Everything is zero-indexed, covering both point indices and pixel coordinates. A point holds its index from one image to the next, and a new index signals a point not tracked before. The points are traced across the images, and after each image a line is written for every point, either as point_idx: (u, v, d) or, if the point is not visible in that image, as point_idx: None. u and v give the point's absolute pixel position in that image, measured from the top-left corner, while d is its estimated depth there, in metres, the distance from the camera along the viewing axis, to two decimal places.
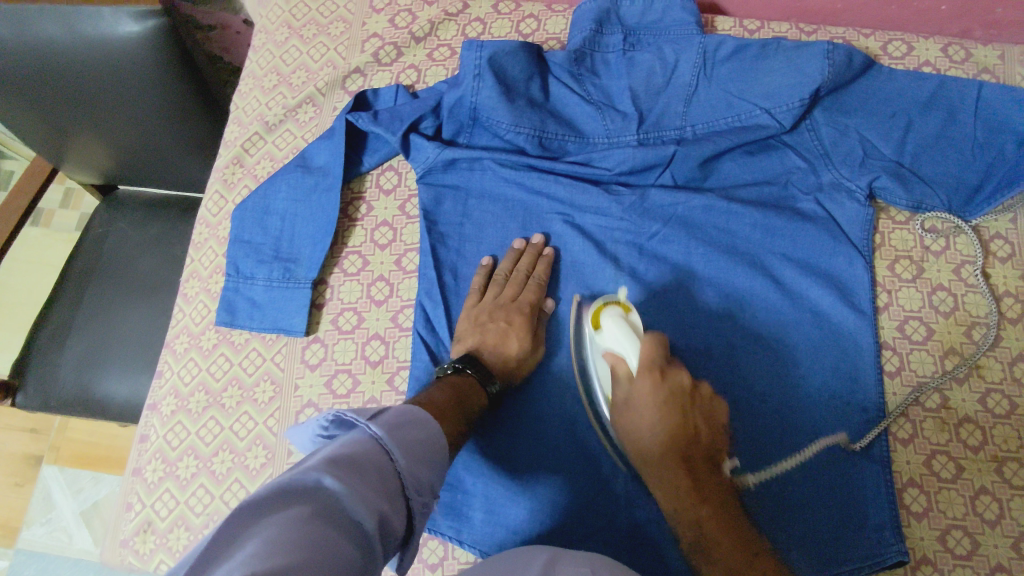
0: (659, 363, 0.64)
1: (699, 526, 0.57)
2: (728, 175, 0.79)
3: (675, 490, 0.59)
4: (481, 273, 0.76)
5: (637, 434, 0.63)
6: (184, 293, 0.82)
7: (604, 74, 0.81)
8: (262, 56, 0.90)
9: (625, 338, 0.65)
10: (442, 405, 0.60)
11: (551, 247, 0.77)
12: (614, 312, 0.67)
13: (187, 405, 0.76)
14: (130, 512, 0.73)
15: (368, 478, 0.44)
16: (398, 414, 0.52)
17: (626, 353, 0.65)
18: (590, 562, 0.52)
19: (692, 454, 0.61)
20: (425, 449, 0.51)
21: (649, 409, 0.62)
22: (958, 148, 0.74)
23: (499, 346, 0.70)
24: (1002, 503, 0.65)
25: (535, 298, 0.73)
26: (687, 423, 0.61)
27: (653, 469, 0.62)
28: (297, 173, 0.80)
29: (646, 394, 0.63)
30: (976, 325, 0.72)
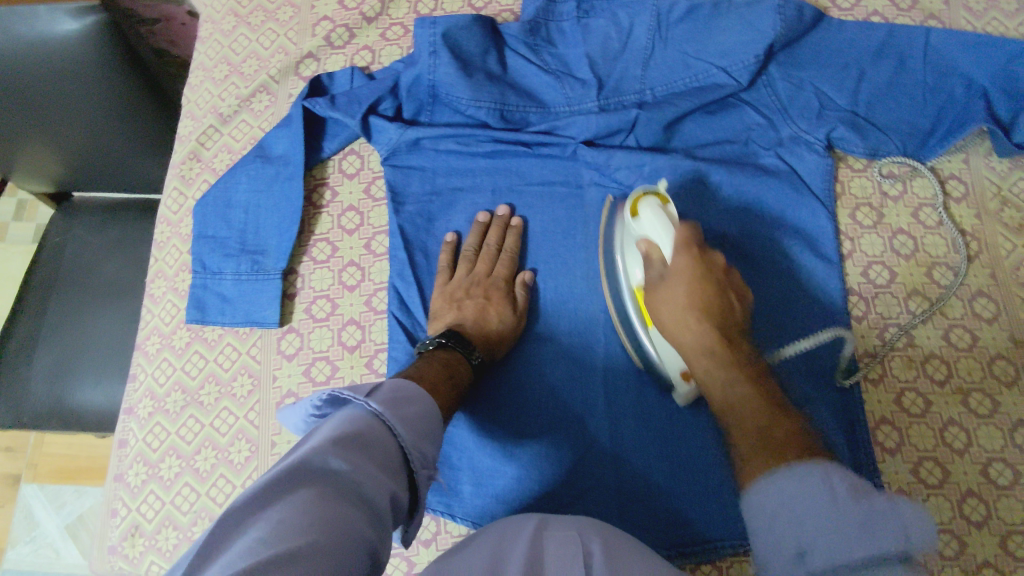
0: (695, 242, 0.61)
1: (734, 387, 0.55)
2: (690, 135, 0.79)
3: (710, 358, 0.57)
4: (447, 250, 0.76)
5: (671, 309, 0.61)
6: (151, 294, 0.80)
7: (560, 42, 0.80)
8: (210, 47, 0.88)
9: (661, 226, 0.63)
10: (434, 380, 0.60)
11: (518, 217, 0.76)
12: (652, 200, 0.65)
13: (165, 406, 0.75)
14: (115, 518, 0.72)
15: (373, 456, 0.44)
16: (392, 389, 0.52)
17: (658, 239, 0.63)
18: (577, 525, 0.52)
19: (729, 327, 0.59)
20: (424, 422, 0.51)
21: (683, 284, 0.60)
22: (910, 94, 0.75)
23: (481, 321, 0.69)
24: (969, 432, 0.68)
25: (508, 271, 0.74)
26: (725, 299, 0.60)
27: (686, 342, 0.59)
28: (257, 164, 0.79)
29: (684, 270, 0.60)
30: (936, 265, 0.74)
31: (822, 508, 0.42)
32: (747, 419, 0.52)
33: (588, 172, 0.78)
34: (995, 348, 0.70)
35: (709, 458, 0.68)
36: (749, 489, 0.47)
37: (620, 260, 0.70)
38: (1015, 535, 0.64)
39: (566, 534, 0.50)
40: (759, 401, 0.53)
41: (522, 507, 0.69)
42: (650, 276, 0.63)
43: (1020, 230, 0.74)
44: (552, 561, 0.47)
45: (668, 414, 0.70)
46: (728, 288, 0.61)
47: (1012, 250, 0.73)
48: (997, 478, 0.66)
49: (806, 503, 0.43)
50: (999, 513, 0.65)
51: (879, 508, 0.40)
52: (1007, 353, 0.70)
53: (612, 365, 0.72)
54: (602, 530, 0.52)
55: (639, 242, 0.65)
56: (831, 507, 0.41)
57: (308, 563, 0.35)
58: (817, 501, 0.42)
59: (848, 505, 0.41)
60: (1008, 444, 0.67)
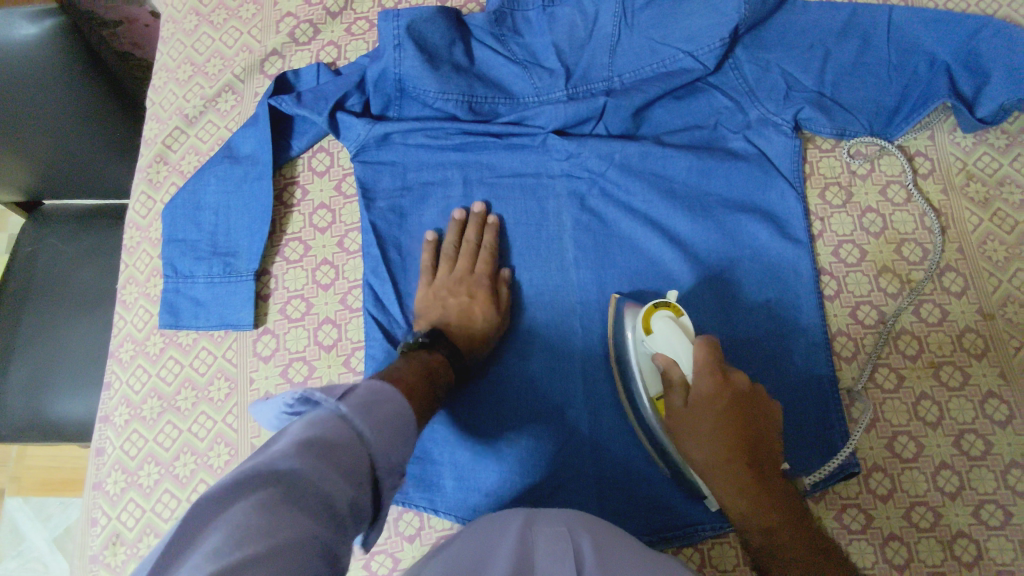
0: (717, 364, 0.59)
1: (776, 531, 0.55)
2: (659, 122, 0.80)
3: (744, 496, 0.56)
4: (427, 248, 0.75)
5: (698, 442, 0.59)
6: (122, 300, 0.79)
7: (526, 32, 0.80)
8: (172, 48, 0.87)
9: (678, 343, 0.61)
10: (410, 380, 0.58)
11: (496, 215, 0.76)
12: (664, 312, 0.64)
13: (141, 413, 0.74)
14: (96, 527, 0.71)
15: (337, 462, 0.43)
16: (367, 389, 0.49)
17: (678, 355, 0.61)
18: (565, 519, 0.52)
19: (759, 455, 0.58)
20: (397, 424, 0.49)
21: (711, 414, 0.58)
22: (875, 73, 0.76)
23: (465, 319, 0.69)
24: (941, 405, 0.69)
25: (490, 268, 0.73)
26: (750, 424, 0.58)
27: (714, 471, 0.58)
28: (225, 164, 0.78)
29: (708, 401, 0.58)
30: (905, 242, 0.75)
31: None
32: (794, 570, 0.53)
33: (558, 163, 0.78)
34: (964, 321, 0.71)
35: None
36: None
37: (636, 371, 0.66)
38: (988, 504, 0.65)
39: (555, 530, 0.49)
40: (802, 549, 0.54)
41: (504, 498, 0.69)
42: (674, 398, 0.61)
43: (986, 204, 0.75)
44: (541, 555, 0.46)
45: None
46: (753, 406, 0.59)
47: (978, 224, 0.75)
48: (970, 450, 0.67)
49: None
50: (972, 484, 0.66)
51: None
52: (976, 326, 0.71)
53: (590, 355, 0.72)
54: (588, 524, 0.52)
55: (656, 359, 0.63)
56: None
57: (260, 569, 0.34)
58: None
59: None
60: (979, 416, 0.68)
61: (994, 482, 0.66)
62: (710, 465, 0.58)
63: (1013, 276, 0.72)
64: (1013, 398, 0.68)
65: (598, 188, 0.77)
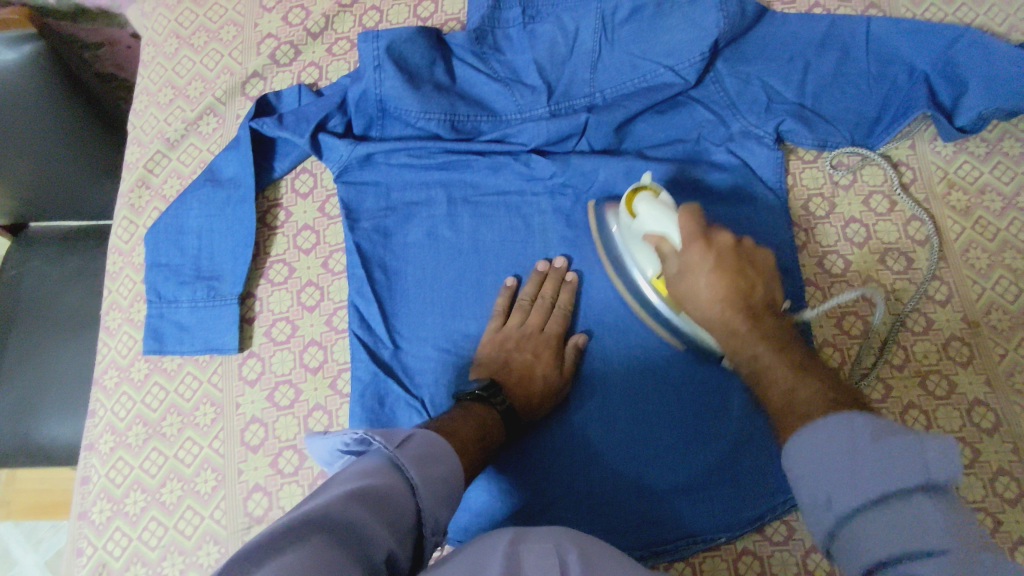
0: (700, 231, 0.60)
1: (757, 357, 0.54)
2: (642, 136, 0.80)
3: (733, 334, 0.56)
4: (504, 295, 0.74)
5: (694, 299, 0.60)
6: (106, 326, 0.79)
7: (507, 49, 0.80)
8: (152, 71, 0.87)
9: (663, 218, 0.63)
10: (465, 440, 0.59)
11: (574, 272, 0.74)
12: (644, 195, 0.66)
13: (126, 440, 0.74)
14: (81, 557, 0.70)
15: (385, 512, 0.45)
16: (423, 443, 0.53)
17: (666, 231, 0.63)
18: (555, 536, 0.50)
19: (753, 302, 0.57)
20: (446, 486, 0.52)
21: (704, 272, 0.58)
22: (855, 84, 0.76)
23: (524, 376, 0.68)
24: (928, 414, 0.69)
25: (560, 329, 0.71)
26: (746, 277, 0.58)
27: (711, 322, 0.59)
28: (207, 188, 0.78)
29: (696, 261, 0.59)
30: (889, 252, 0.75)
31: (844, 455, 0.40)
32: (773, 386, 0.51)
33: (543, 180, 0.78)
34: (949, 329, 0.72)
35: (679, 455, 0.68)
36: (785, 448, 0.45)
37: (629, 259, 0.71)
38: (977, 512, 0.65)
39: (544, 547, 0.48)
40: (784, 369, 0.51)
41: (495, 517, 0.69)
42: (670, 269, 0.62)
43: (968, 212, 0.75)
44: None
45: (634, 416, 0.70)
46: (745, 264, 0.58)
47: (960, 232, 0.75)
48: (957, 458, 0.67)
49: (827, 451, 0.41)
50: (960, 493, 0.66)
51: (898, 446, 0.39)
52: (961, 334, 0.71)
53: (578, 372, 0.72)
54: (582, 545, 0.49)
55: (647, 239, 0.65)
56: (850, 452, 0.40)
57: None
58: (838, 452, 0.41)
59: (866, 449, 0.40)
60: (965, 424, 0.68)
61: (983, 490, 0.66)
62: (707, 315, 0.59)
63: (996, 283, 0.73)
64: (999, 405, 0.69)
65: (583, 204, 0.77)
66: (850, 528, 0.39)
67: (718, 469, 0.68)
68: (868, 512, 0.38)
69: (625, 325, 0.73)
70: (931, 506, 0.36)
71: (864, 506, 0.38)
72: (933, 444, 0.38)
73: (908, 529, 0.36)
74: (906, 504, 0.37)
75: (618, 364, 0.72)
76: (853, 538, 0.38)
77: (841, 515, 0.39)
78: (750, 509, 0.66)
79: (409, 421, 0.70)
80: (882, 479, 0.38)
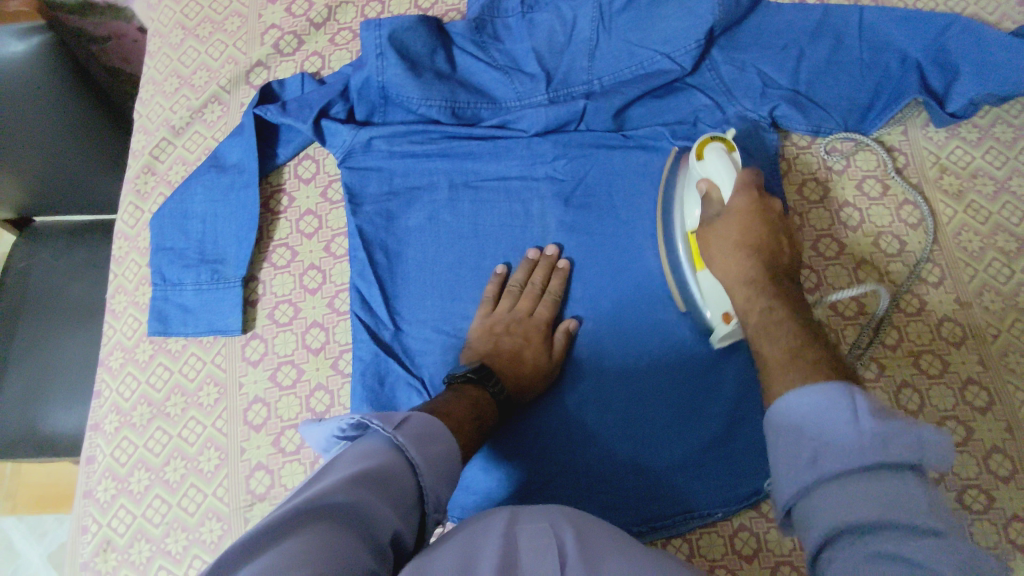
0: (756, 185, 0.63)
1: (769, 312, 0.54)
2: (640, 121, 0.81)
3: (750, 286, 0.57)
4: (494, 281, 0.75)
5: (725, 245, 0.62)
6: (112, 309, 0.80)
7: (506, 38, 0.82)
8: (158, 61, 0.88)
9: (724, 169, 0.64)
10: (460, 419, 0.60)
11: (565, 259, 0.75)
12: (717, 144, 0.66)
13: (131, 420, 0.75)
14: (86, 535, 0.71)
15: (388, 494, 0.46)
16: (420, 424, 0.54)
17: (720, 180, 0.65)
18: (548, 514, 0.50)
19: (778, 264, 0.59)
20: (446, 463, 0.53)
21: (745, 220, 0.61)
22: (848, 71, 0.77)
23: (513, 359, 0.69)
24: (921, 393, 0.70)
25: (550, 314, 0.73)
26: (778, 240, 0.60)
27: (733, 273, 0.60)
28: (212, 173, 0.79)
29: (740, 206, 0.62)
30: (883, 235, 0.76)
31: (841, 418, 0.41)
32: (779, 334, 0.51)
33: (542, 166, 0.79)
34: (942, 310, 0.73)
35: (676, 432, 0.69)
36: (773, 405, 0.46)
37: (679, 205, 0.72)
38: (971, 489, 0.66)
39: (538, 527, 0.48)
40: (793, 325, 0.52)
41: (493, 494, 0.70)
42: (710, 213, 0.65)
43: (960, 196, 0.77)
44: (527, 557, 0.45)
45: (629, 396, 0.71)
46: (781, 229, 0.61)
47: (952, 216, 0.76)
48: (951, 436, 0.68)
49: (824, 415, 0.42)
50: (954, 469, 0.67)
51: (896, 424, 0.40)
52: (953, 315, 0.72)
53: (577, 353, 0.73)
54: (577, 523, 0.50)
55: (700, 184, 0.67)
56: (848, 419, 0.41)
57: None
58: (836, 413, 0.41)
59: (866, 417, 0.40)
60: (959, 403, 0.69)
61: (976, 467, 0.67)
62: (731, 264, 0.61)
63: (988, 265, 0.74)
64: (992, 384, 0.70)
65: (581, 189, 0.78)
66: (831, 490, 0.39)
67: (712, 446, 0.69)
68: (852, 478, 0.39)
69: (622, 305, 0.74)
70: (917, 486, 0.38)
71: (852, 471, 0.39)
72: (936, 437, 0.38)
73: (892, 500, 0.37)
74: (896, 479, 0.38)
75: (615, 344, 0.73)
76: (833, 501, 0.39)
77: (826, 476, 0.40)
78: (745, 486, 0.67)
79: (409, 401, 0.71)
80: (876, 442, 0.39)
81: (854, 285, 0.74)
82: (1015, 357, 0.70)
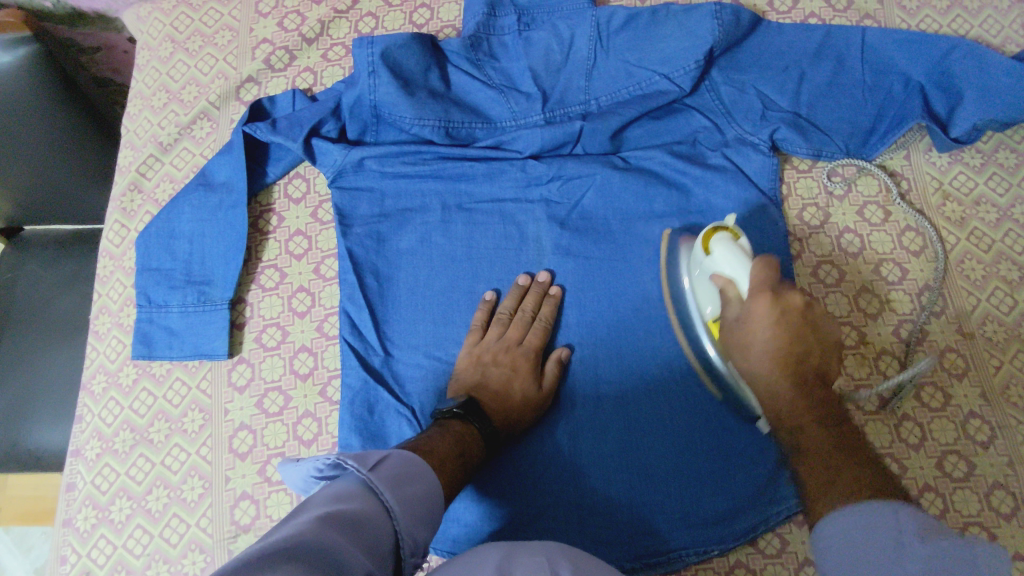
0: (772, 283, 0.57)
1: (802, 429, 0.53)
2: (637, 142, 0.79)
3: (778, 398, 0.55)
4: (484, 308, 0.73)
5: (749, 355, 0.57)
6: (95, 331, 0.78)
7: (502, 56, 0.80)
8: (147, 75, 0.86)
9: (737, 264, 0.60)
10: (444, 457, 0.59)
11: (557, 286, 0.73)
12: (723, 236, 0.63)
13: (113, 446, 0.73)
14: (64, 565, 0.69)
15: (360, 538, 0.44)
16: (400, 463, 0.52)
17: (737, 276, 0.60)
18: (545, 549, 0.49)
19: (808, 370, 0.55)
20: (424, 505, 0.51)
21: (766, 327, 0.56)
22: (851, 94, 0.76)
23: (501, 393, 0.68)
24: (922, 426, 0.68)
25: (540, 341, 0.71)
26: (804, 343, 0.55)
27: (761, 383, 0.57)
28: (200, 192, 0.77)
29: (761, 315, 0.56)
30: (884, 262, 0.74)
31: (886, 548, 0.42)
32: (813, 463, 0.50)
33: (537, 188, 0.77)
34: (944, 341, 0.71)
35: (672, 465, 0.68)
36: (814, 531, 0.47)
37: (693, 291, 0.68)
38: (972, 527, 0.65)
39: (534, 561, 0.47)
40: (830, 441, 0.51)
41: (484, 527, 0.68)
42: (729, 315, 0.60)
43: (962, 223, 0.75)
44: None
45: (626, 425, 0.69)
46: (808, 325, 0.56)
47: (955, 243, 0.74)
48: (952, 471, 0.67)
49: (872, 540, 0.43)
50: (955, 506, 0.65)
51: (954, 546, 0.40)
52: (955, 345, 0.71)
53: (571, 381, 0.71)
54: (573, 556, 0.49)
55: (713, 280, 0.62)
56: (898, 546, 0.41)
57: None
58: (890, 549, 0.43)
59: (916, 544, 0.41)
60: (961, 436, 0.68)
61: (977, 504, 0.65)
62: (756, 374, 0.57)
63: (991, 295, 0.72)
64: (994, 418, 0.68)
65: (577, 211, 0.76)
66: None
67: (709, 481, 0.67)
68: None
69: (617, 334, 0.72)
70: None
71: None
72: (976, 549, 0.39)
73: None
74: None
75: (610, 372, 0.71)
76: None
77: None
78: (744, 522, 0.66)
79: (399, 430, 0.70)
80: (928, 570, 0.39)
81: (858, 331, 0.72)
82: (1017, 390, 0.69)
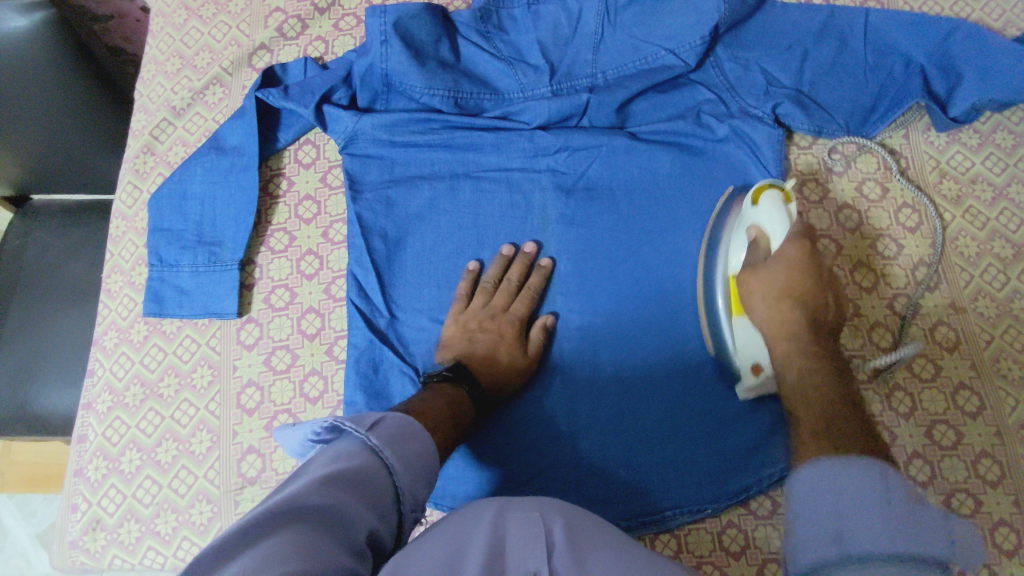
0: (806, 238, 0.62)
1: (808, 369, 0.54)
2: (642, 116, 0.81)
3: (789, 336, 0.58)
4: (467, 278, 0.74)
5: (768, 289, 0.60)
6: (107, 289, 0.80)
7: (511, 29, 0.81)
8: (161, 41, 0.88)
9: (777, 218, 0.63)
10: (436, 420, 0.60)
11: (546, 259, 0.75)
12: (775, 192, 0.65)
13: (124, 400, 0.75)
14: (76, 513, 0.71)
15: (363, 493, 0.45)
16: (397, 424, 0.53)
17: (773, 228, 0.63)
18: (540, 504, 0.48)
19: (819, 325, 0.58)
20: (423, 461, 0.52)
21: (791, 270, 0.60)
22: (852, 73, 0.77)
23: (488, 359, 0.69)
24: (913, 396, 0.70)
25: (526, 310, 0.73)
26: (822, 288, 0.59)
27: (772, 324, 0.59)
28: (212, 155, 0.79)
29: (791, 257, 0.60)
30: (881, 238, 0.76)
31: (869, 504, 0.40)
32: (815, 400, 0.51)
33: (544, 158, 0.79)
34: (938, 315, 0.73)
35: (672, 426, 0.70)
36: (793, 474, 0.44)
37: (721, 249, 0.69)
38: (958, 493, 0.67)
39: (528, 516, 0.46)
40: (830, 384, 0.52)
41: (483, 484, 0.70)
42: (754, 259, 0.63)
43: (958, 201, 0.77)
44: (513, 540, 0.44)
45: (624, 389, 0.71)
46: (826, 285, 0.60)
47: (950, 220, 0.76)
48: (941, 440, 0.69)
49: (852, 491, 0.41)
50: (943, 473, 0.67)
51: (931, 516, 0.39)
52: (948, 319, 0.73)
53: (572, 346, 0.73)
54: (568, 511, 0.48)
55: (750, 229, 0.65)
56: (878, 503, 0.39)
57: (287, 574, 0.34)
58: (864, 489, 0.40)
59: (899, 505, 0.39)
60: (950, 407, 0.70)
61: (965, 471, 0.67)
62: (772, 311, 0.59)
63: (984, 271, 0.74)
64: (983, 390, 0.70)
65: (582, 181, 0.78)
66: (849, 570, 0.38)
67: (704, 443, 0.69)
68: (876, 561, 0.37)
69: (617, 301, 0.74)
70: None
71: (875, 555, 0.37)
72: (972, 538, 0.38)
73: None
74: None
75: (610, 340, 0.73)
76: None
77: (850, 553, 0.38)
78: (738, 483, 0.68)
79: (402, 389, 0.71)
80: (903, 532, 0.38)
81: (854, 302, 0.74)
82: (1007, 363, 0.71)
